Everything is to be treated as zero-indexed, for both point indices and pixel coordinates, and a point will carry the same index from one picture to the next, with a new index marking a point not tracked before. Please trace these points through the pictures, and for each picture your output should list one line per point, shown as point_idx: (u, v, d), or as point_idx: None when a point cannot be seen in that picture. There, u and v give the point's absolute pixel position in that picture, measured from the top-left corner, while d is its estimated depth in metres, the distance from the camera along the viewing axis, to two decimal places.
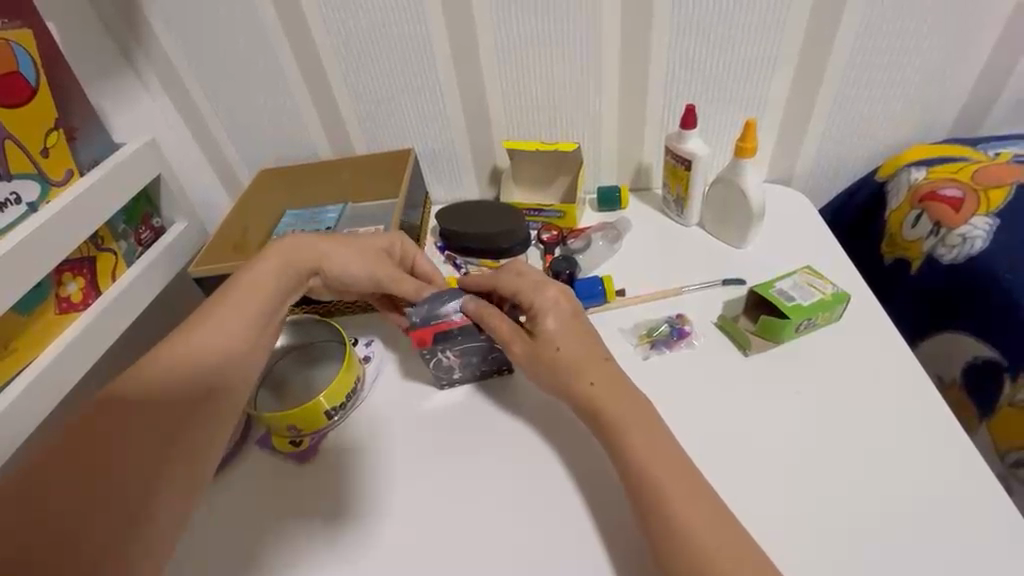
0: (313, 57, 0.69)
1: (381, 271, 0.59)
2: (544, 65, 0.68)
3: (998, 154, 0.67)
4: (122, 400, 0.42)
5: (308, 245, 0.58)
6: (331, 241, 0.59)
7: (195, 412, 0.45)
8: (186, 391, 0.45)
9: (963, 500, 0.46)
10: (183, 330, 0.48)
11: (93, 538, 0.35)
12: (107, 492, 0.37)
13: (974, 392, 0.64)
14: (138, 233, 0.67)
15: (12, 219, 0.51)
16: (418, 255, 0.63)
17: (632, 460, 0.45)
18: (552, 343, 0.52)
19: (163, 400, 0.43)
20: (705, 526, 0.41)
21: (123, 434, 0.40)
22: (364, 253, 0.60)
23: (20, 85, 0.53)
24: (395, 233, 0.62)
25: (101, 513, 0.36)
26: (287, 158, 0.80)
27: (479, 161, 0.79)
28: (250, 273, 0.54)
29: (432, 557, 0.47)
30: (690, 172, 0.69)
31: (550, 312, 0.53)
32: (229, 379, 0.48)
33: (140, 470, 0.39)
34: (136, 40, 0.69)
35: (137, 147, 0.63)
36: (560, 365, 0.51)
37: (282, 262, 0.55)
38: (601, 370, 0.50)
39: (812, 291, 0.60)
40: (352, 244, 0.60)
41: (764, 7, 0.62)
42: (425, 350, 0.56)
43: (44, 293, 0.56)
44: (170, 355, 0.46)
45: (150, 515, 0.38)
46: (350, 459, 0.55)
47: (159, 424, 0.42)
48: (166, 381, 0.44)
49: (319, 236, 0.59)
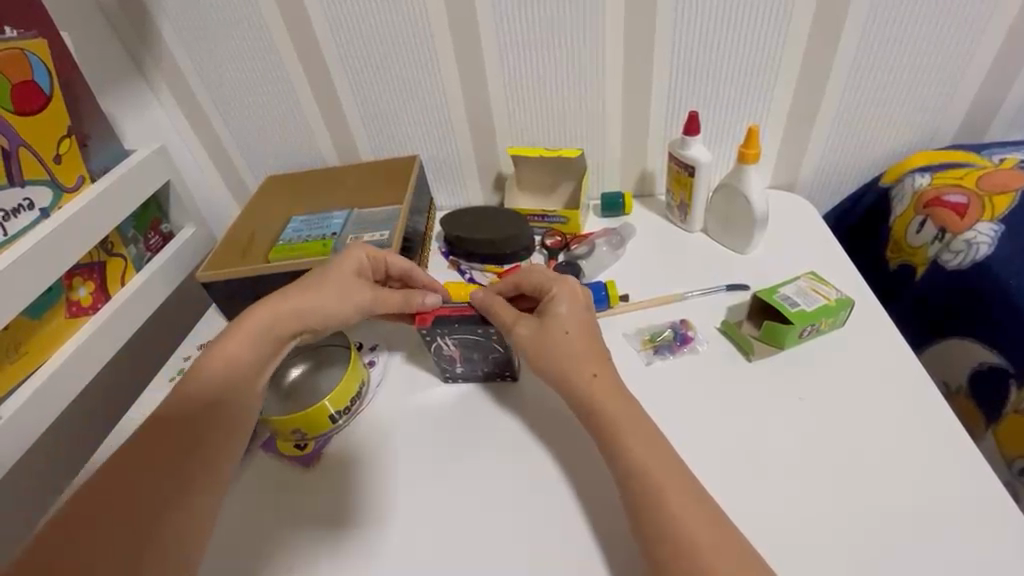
0: (320, 66, 0.70)
1: (365, 299, 0.58)
2: (548, 74, 0.69)
3: (1003, 161, 0.67)
4: (157, 417, 0.48)
5: (282, 310, 0.55)
6: (300, 297, 0.55)
7: (223, 424, 0.49)
8: (210, 414, 0.49)
9: (964, 501, 0.46)
10: (194, 376, 0.51)
11: (113, 539, 0.40)
12: (131, 498, 0.43)
13: (981, 399, 0.63)
14: (147, 240, 0.68)
15: (24, 225, 0.52)
16: (388, 255, 0.60)
17: (628, 462, 0.46)
18: (560, 325, 0.53)
19: (191, 421, 0.48)
20: (699, 527, 0.41)
21: (158, 451, 0.46)
22: (341, 298, 0.57)
23: (35, 93, 0.54)
24: (357, 249, 0.60)
25: (122, 518, 0.41)
26: (295, 166, 0.81)
27: (483, 168, 0.79)
28: (251, 327, 0.53)
29: (431, 558, 0.47)
30: (694, 179, 0.69)
31: (566, 300, 0.55)
32: (243, 394, 0.51)
33: (165, 482, 0.44)
34: (148, 52, 0.70)
35: (146, 153, 0.64)
36: (563, 348, 0.52)
37: (258, 331, 0.53)
38: (603, 364, 0.52)
39: (817, 297, 0.60)
40: (325, 288, 0.56)
41: (766, 15, 0.63)
42: (424, 332, 0.56)
43: (56, 297, 0.57)
44: (199, 381, 0.50)
45: (173, 518, 0.43)
46: (352, 462, 0.55)
47: (187, 447, 0.47)
48: (192, 405, 0.49)
49: (284, 297, 0.55)
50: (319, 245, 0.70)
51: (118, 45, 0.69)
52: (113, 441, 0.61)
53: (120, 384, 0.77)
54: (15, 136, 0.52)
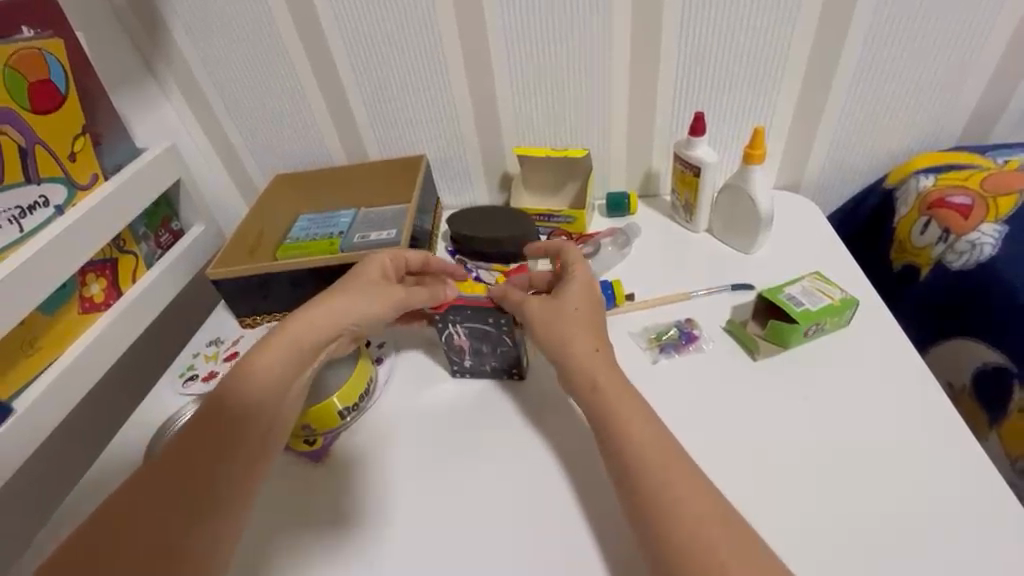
0: (328, 66, 0.71)
1: (398, 295, 0.58)
2: (557, 73, 0.69)
3: (1007, 162, 0.67)
4: (186, 427, 0.47)
5: (312, 321, 0.53)
6: (328, 307, 0.54)
7: (255, 436, 0.48)
8: (240, 426, 0.48)
9: (958, 502, 0.47)
10: (228, 391, 0.49)
11: (137, 550, 0.41)
12: (152, 507, 0.43)
13: (985, 399, 0.63)
14: (158, 237, 0.68)
15: (37, 222, 0.53)
16: (407, 253, 0.62)
17: (634, 449, 0.46)
18: (569, 302, 0.56)
19: (216, 432, 0.47)
20: (698, 514, 0.42)
21: (181, 463, 0.46)
22: (368, 301, 0.56)
23: (50, 93, 0.55)
24: (376, 254, 0.60)
25: (142, 532, 0.42)
26: (302, 165, 0.82)
27: (490, 168, 0.80)
28: (284, 338, 0.52)
29: (434, 558, 0.48)
30: (699, 179, 0.69)
31: (572, 280, 0.58)
32: (278, 404, 0.50)
33: (186, 497, 0.44)
34: (159, 52, 0.71)
35: (159, 152, 0.65)
36: (566, 323, 0.55)
37: (290, 342, 0.52)
38: (602, 341, 0.54)
39: (822, 297, 0.60)
40: (351, 293, 0.56)
41: (772, 17, 0.63)
42: (438, 317, 0.58)
43: (69, 294, 0.57)
44: (238, 398, 0.49)
45: (195, 532, 0.43)
46: (356, 462, 0.56)
47: (209, 458, 0.46)
48: (225, 418, 0.48)
49: (311, 309, 0.54)
50: (327, 244, 0.71)
51: (127, 44, 0.70)
52: (118, 440, 0.61)
53: (128, 381, 0.78)
54: (31, 134, 0.53)
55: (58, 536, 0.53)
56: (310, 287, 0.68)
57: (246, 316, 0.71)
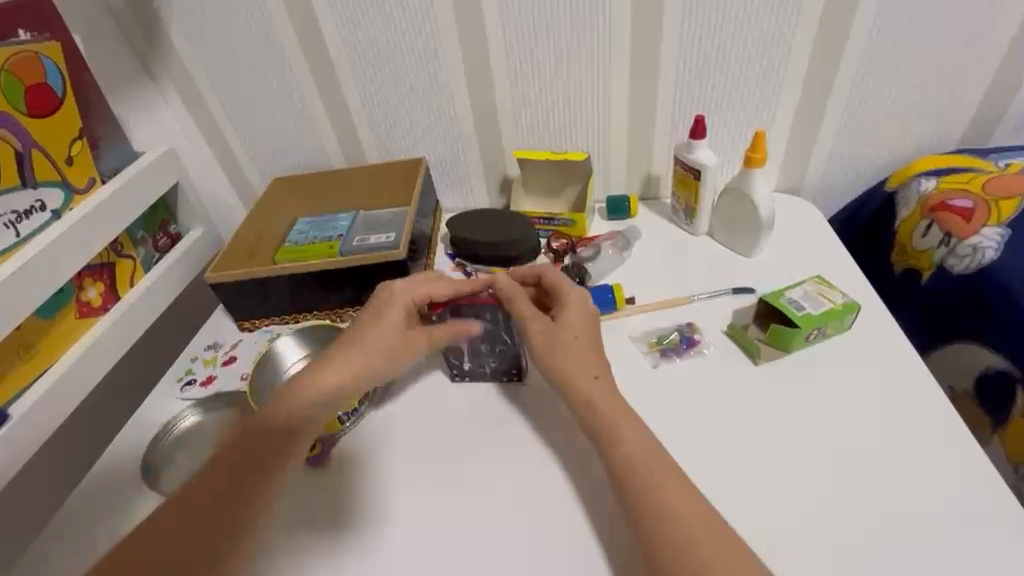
0: (327, 68, 0.71)
1: (420, 345, 0.56)
2: (557, 75, 0.69)
3: (1009, 165, 0.67)
4: (199, 479, 0.46)
5: (337, 378, 0.50)
6: (353, 361, 0.51)
7: (270, 488, 0.46)
8: (256, 481, 0.46)
9: (956, 502, 0.47)
10: (243, 447, 0.47)
11: None
12: (162, 554, 0.42)
13: (987, 403, 0.63)
14: (155, 239, 0.68)
15: (34, 226, 0.53)
16: (429, 288, 0.58)
17: (631, 451, 0.46)
18: (570, 331, 0.55)
19: (229, 485, 0.45)
20: (694, 514, 0.42)
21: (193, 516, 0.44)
22: (393, 353, 0.54)
23: (48, 95, 0.54)
24: (398, 291, 0.56)
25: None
26: (301, 168, 0.81)
27: (490, 170, 0.79)
28: (306, 396, 0.49)
29: (432, 560, 0.47)
30: (700, 181, 0.69)
31: (573, 307, 0.56)
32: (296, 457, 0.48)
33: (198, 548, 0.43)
34: (157, 54, 0.71)
35: (156, 154, 0.64)
36: (567, 353, 0.54)
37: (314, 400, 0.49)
38: (602, 367, 0.53)
39: (822, 300, 0.60)
40: (376, 344, 0.53)
41: (774, 20, 0.63)
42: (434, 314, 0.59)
43: (65, 298, 0.57)
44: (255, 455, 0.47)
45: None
46: (355, 464, 0.55)
47: (222, 510, 0.44)
48: (239, 474, 0.46)
49: (336, 361, 0.51)
50: (325, 247, 0.71)
51: (126, 47, 0.70)
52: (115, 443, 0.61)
53: (127, 384, 0.77)
54: (27, 137, 0.52)
55: (55, 539, 0.53)
56: (309, 290, 0.68)
57: (246, 319, 0.71)
